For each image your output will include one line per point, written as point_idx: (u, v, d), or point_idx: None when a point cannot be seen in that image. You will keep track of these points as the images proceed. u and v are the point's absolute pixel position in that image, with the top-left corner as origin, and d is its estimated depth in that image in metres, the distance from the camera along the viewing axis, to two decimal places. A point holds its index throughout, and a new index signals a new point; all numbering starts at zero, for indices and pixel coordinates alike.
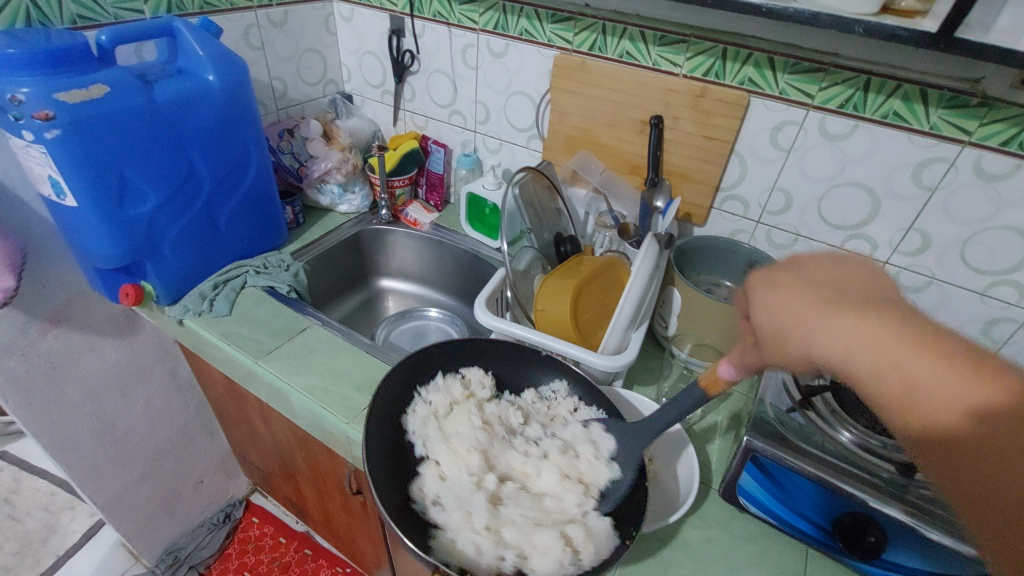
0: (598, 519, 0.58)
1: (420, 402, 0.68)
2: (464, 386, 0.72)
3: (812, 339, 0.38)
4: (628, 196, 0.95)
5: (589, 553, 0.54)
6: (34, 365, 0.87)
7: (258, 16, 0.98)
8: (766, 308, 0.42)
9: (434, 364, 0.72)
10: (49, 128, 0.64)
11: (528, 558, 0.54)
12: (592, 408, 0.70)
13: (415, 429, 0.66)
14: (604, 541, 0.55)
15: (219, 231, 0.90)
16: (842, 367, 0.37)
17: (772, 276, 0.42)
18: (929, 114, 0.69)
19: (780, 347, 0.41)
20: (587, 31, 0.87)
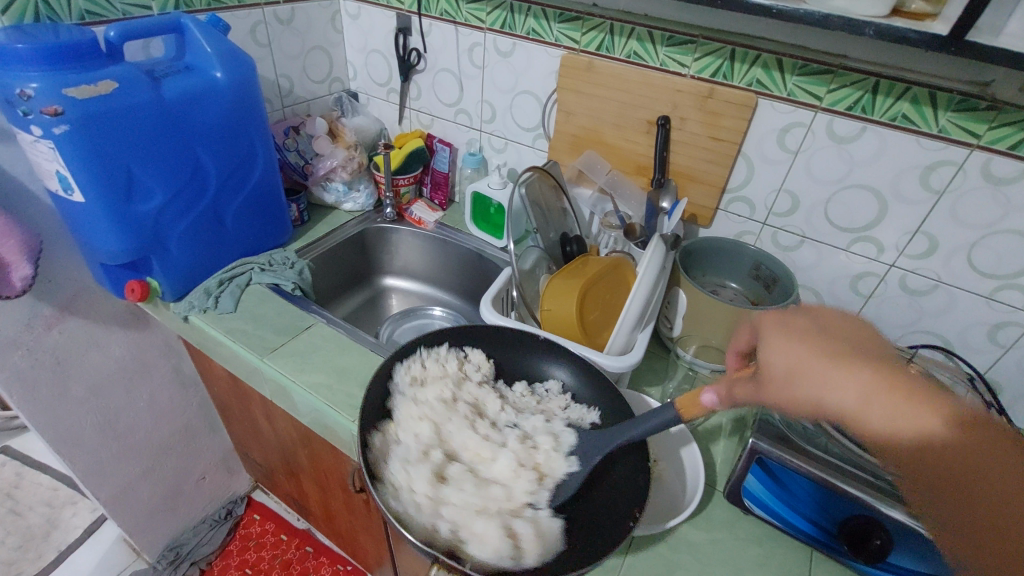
0: (550, 521, 0.57)
1: (415, 361, 0.69)
2: (460, 364, 0.72)
3: (829, 390, 0.37)
4: (634, 197, 0.95)
5: (531, 553, 0.53)
6: (39, 360, 0.87)
7: (266, 14, 0.98)
8: (775, 350, 0.41)
9: (445, 337, 0.73)
10: (58, 123, 0.65)
11: (466, 543, 0.53)
12: (584, 408, 0.70)
13: (401, 384, 0.67)
14: (550, 546, 0.54)
15: (224, 228, 0.90)
16: (855, 410, 0.36)
17: (786, 326, 0.42)
18: (938, 117, 0.69)
19: (787, 388, 0.39)
20: (595, 31, 0.87)
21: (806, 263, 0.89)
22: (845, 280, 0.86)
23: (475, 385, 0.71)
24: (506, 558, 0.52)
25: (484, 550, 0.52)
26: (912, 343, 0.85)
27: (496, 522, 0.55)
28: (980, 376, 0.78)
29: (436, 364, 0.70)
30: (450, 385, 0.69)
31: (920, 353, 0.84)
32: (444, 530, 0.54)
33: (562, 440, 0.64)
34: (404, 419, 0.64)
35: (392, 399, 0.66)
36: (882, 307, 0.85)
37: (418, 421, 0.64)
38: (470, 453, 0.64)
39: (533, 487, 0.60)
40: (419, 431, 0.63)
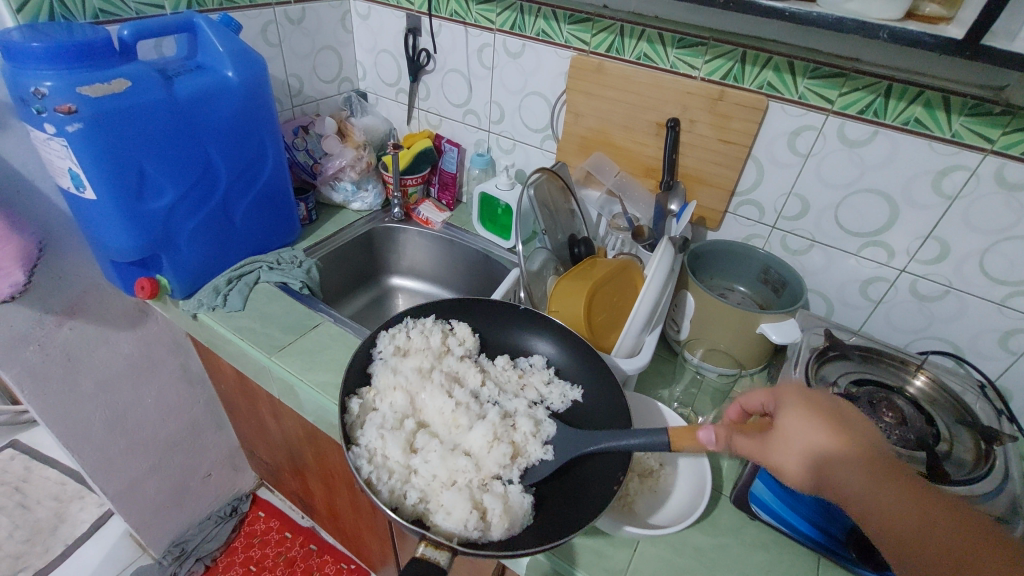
0: (520, 496, 0.58)
1: (400, 331, 0.72)
2: (444, 339, 0.74)
3: (830, 468, 0.42)
4: (642, 199, 0.95)
5: (497, 527, 0.55)
6: (50, 355, 0.88)
7: (276, 13, 0.99)
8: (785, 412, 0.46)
9: (432, 310, 0.77)
10: (72, 121, 0.65)
11: (434, 513, 0.56)
12: (568, 386, 0.71)
13: (383, 351, 0.70)
14: (516, 520, 0.56)
15: (234, 226, 0.91)
16: (852, 478, 0.42)
17: (799, 402, 0.46)
18: (951, 122, 0.68)
19: (795, 450, 0.44)
20: (605, 33, 0.87)
21: (816, 267, 0.88)
22: (854, 284, 0.86)
23: (456, 359, 0.72)
24: (472, 529, 0.54)
25: (450, 520, 0.54)
26: (922, 349, 0.85)
27: (463, 494, 0.57)
28: (990, 382, 0.76)
29: (421, 336, 0.73)
30: (430, 357, 0.71)
31: (930, 359, 0.83)
32: (413, 498, 0.57)
33: (541, 428, 0.65)
34: (381, 386, 0.67)
35: (373, 365, 0.69)
36: (891, 312, 0.85)
37: (395, 391, 0.67)
38: (448, 421, 0.66)
39: (505, 460, 0.61)
40: (395, 399, 0.66)
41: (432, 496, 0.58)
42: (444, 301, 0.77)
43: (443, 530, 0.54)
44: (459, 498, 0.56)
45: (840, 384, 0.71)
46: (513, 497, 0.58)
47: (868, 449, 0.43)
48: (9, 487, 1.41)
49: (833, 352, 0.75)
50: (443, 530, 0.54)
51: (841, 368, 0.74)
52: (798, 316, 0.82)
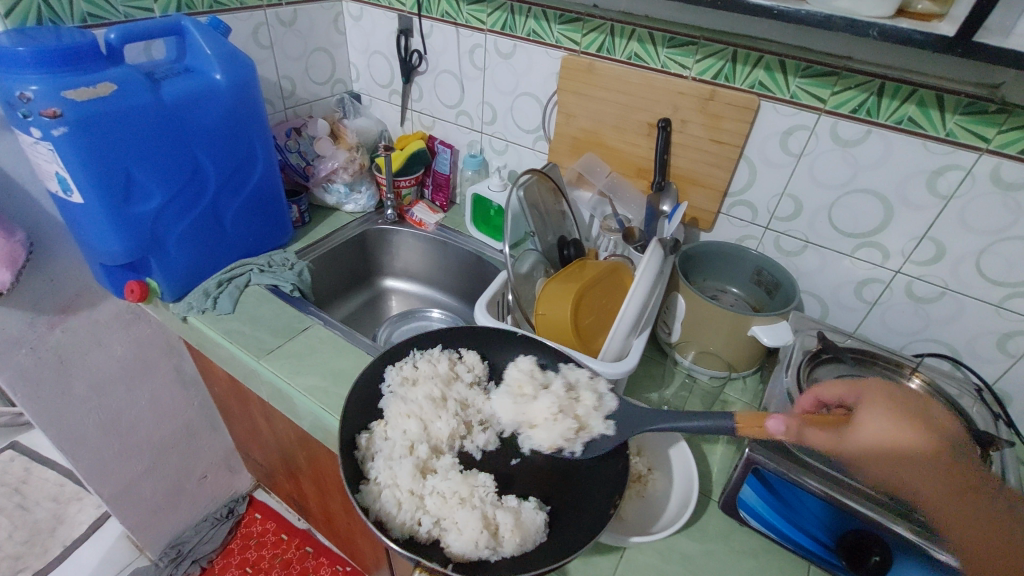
0: (533, 512, 0.58)
1: (407, 362, 0.70)
2: (451, 366, 0.71)
3: (898, 457, 0.50)
4: (634, 200, 0.94)
5: (509, 542, 0.55)
6: (43, 358, 0.88)
7: (268, 16, 0.99)
8: (865, 413, 0.52)
9: (440, 339, 0.73)
10: (56, 125, 0.65)
11: (448, 534, 0.56)
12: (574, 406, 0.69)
13: (391, 383, 0.68)
14: (529, 536, 0.56)
15: (224, 229, 0.91)
16: (916, 478, 0.50)
17: (876, 402, 0.53)
18: (945, 120, 0.67)
19: (869, 453, 0.51)
20: (595, 32, 0.86)
21: (810, 268, 0.87)
22: (848, 286, 0.85)
23: (465, 386, 0.70)
24: (483, 548, 0.54)
25: (460, 541, 0.54)
26: (919, 352, 0.83)
27: (476, 511, 0.57)
28: (987, 386, 0.74)
29: (428, 364, 0.70)
30: (439, 383, 0.69)
31: (927, 361, 0.82)
32: (427, 525, 0.56)
33: (604, 401, 0.63)
34: (392, 417, 0.65)
35: (382, 399, 0.67)
36: (887, 315, 0.83)
37: (407, 418, 0.65)
38: (514, 392, 0.68)
39: (570, 434, 0.62)
40: (408, 427, 0.64)
41: (446, 517, 0.57)
42: (453, 328, 0.73)
43: (456, 552, 0.53)
44: (471, 516, 0.56)
45: None
46: (523, 511, 0.58)
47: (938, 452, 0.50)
48: (9, 488, 1.42)
49: (826, 354, 0.73)
50: (457, 551, 0.53)
51: (834, 371, 0.73)
52: (791, 318, 0.81)
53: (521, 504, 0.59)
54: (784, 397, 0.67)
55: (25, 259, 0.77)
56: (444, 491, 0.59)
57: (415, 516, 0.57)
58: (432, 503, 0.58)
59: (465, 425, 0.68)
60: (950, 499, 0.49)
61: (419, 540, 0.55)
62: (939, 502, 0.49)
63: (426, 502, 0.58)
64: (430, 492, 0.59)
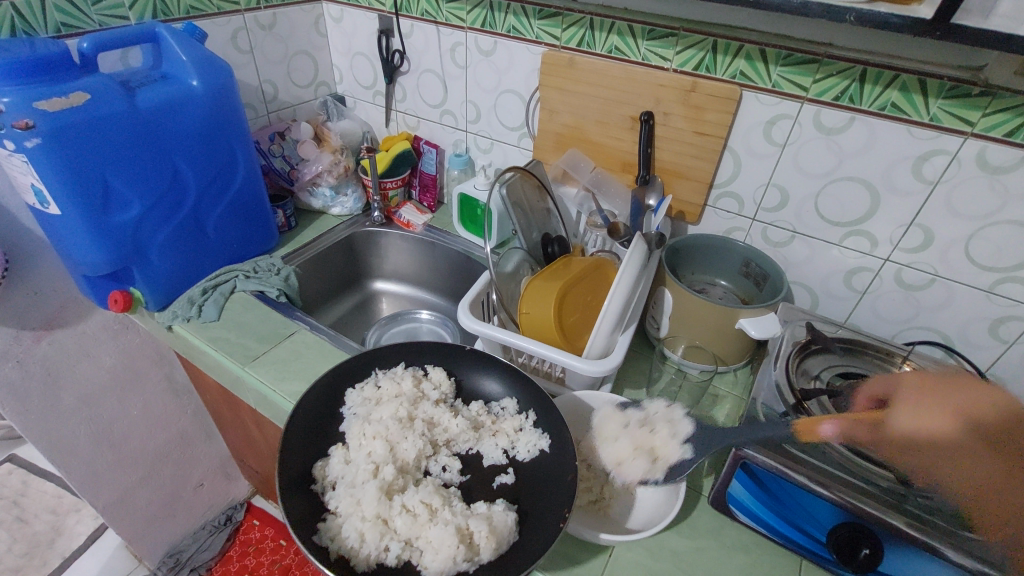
0: (504, 514, 0.57)
1: (368, 382, 0.71)
2: (416, 383, 0.71)
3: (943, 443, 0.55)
4: (619, 195, 0.93)
5: (485, 549, 0.54)
6: (30, 372, 0.88)
7: (246, 20, 0.98)
8: (913, 403, 0.59)
9: (405, 356, 0.75)
10: (30, 137, 0.64)
11: (425, 554, 0.54)
12: (535, 428, 0.67)
13: (352, 405, 0.68)
14: (503, 539, 0.55)
15: (207, 236, 0.90)
16: (972, 466, 0.53)
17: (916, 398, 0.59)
18: (928, 105, 0.66)
19: (913, 442, 0.56)
20: (575, 27, 0.85)
21: (799, 259, 0.86)
22: (838, 275, 0.84)
23: (432, 404, 0.69)
24: (462, 562, 0.53)
25: (437, 559, 0.53)
26: (911, 339, 0.82)
27: (450, 526, 0.55)
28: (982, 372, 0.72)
29: (391, 383, 0.71)
30: (405, 403, 0.68)
31: (919, 350, 0.81)
32: (396, 550, 0.54)
33: (678, 428, 0.64)
34: (356, 439, 0.64)
35: (344, 421, 0.67)
36: (877, 303, 0.82)
37: (374, 440, 0.63)
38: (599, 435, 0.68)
39: (649, 466, 0.63)
40: (373, 449, 0.63)
41: (417, 536, 0.56)
42: (416, 346, 0.75)
43: (435, 572, 0.52)
44: (445, 533, 0.54)
45: (823, 377, 0.70)
46: (494, 515, 0.57)
47: (983, 442, 0.55)
48: (8, 501, 1.42)
49: (816, 345, 0.73)
50: (435, 572, 0.52)
51: (824, 362, 0.72)
52: (780, 310, 0.79)
53: (491, 509, 0.58)
54: (773, 389, 0.67)
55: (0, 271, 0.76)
56: (414, 506, 0.58)
57: (381, 543, 0.54)
58: (400, 523, 0.56)
59: (432, 445, 0.67)
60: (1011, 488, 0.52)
61: (389, 565, 0.54)
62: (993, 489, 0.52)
63: (394, 525, 0.56)
64: (399, 512, 0.57)
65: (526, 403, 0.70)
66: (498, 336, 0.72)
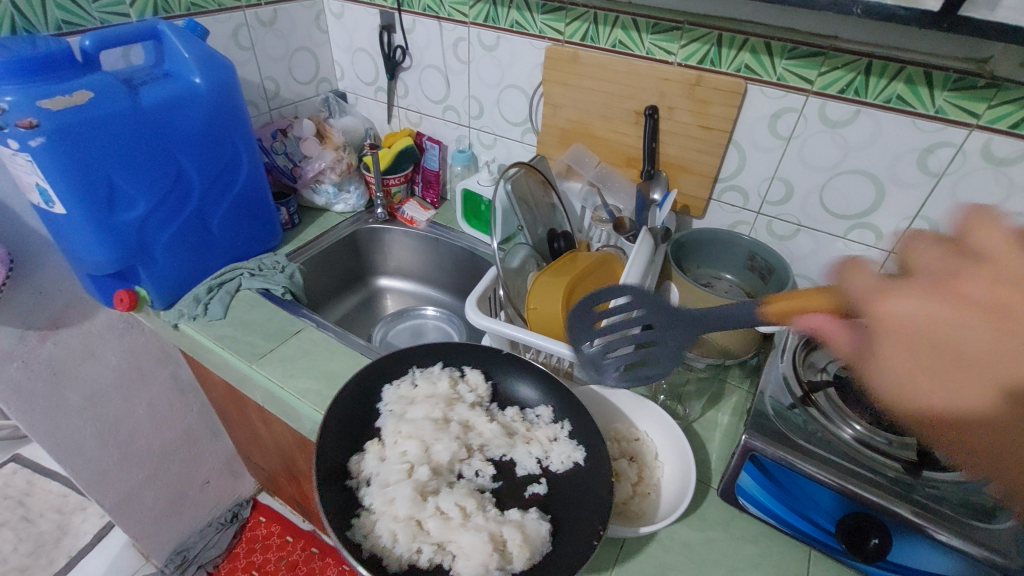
0: (537, 523, 0.57)
1: (406, 380, 0.71)
2: (452, 385, 0.71)
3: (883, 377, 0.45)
4: (624, 189, 0.93)
5: (517, 558, 0.54)
6: (35, 371, 0.88)
7: (247, 16, 0.97)
8: (966, 306, 0.38)
9: (440, 356, 0.74)
10: (33, 136, 0.64)
11: (457, 560, 0.54)
12: (572, 443, 0.65)
13: (388, 402, 0.68)
14: (536, 548, 0.55)
15: (212, 234, 0.90)
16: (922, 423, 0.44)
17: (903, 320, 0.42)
18: (934, 97, 0.66)
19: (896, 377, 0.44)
20: (579, 21, 0.85)
21: (804, 252, 0.86)
22: None
23: (466, 407, 0.69)
24: (493, 570, 0.53)
25: (469, 565, 0.53)
26: None
27: (483, 533, 0.55)
28: None
29: (427, 382, 0.71)
30: (440, 404, 0.68)
31: None
32: (428, 553, 0.55)
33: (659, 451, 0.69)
34: (391, 437, 0.64)
35: (379, 417, 0.67)
36: None
37: (408, 439, 0.64)
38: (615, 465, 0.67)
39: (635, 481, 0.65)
40: (407, 448, 0.63)
41: (449, 540, 0.56)
42: (451, 346, 0.75)
43: None
44: (478, 540, 0.54)
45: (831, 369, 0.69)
46: (527, 522, 0.57)
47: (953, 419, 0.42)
48: (13, 501, 1.42)
49: None
50: None
51: None
52: None
53: (524, 515, 0.59)
54: (779, 380, 0.67)
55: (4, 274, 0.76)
56: (448, 509, 0.58)
57: (413, 545, 0.55)
58: (433, 526, 0.57)
59: (466, 448, 0.66)
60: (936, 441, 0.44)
61: (420, 568, 0.54)
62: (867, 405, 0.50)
63: (426, 526, 0.57)
64: (431, 514, 0.58)
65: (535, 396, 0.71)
66: (505, 332, 0.72)
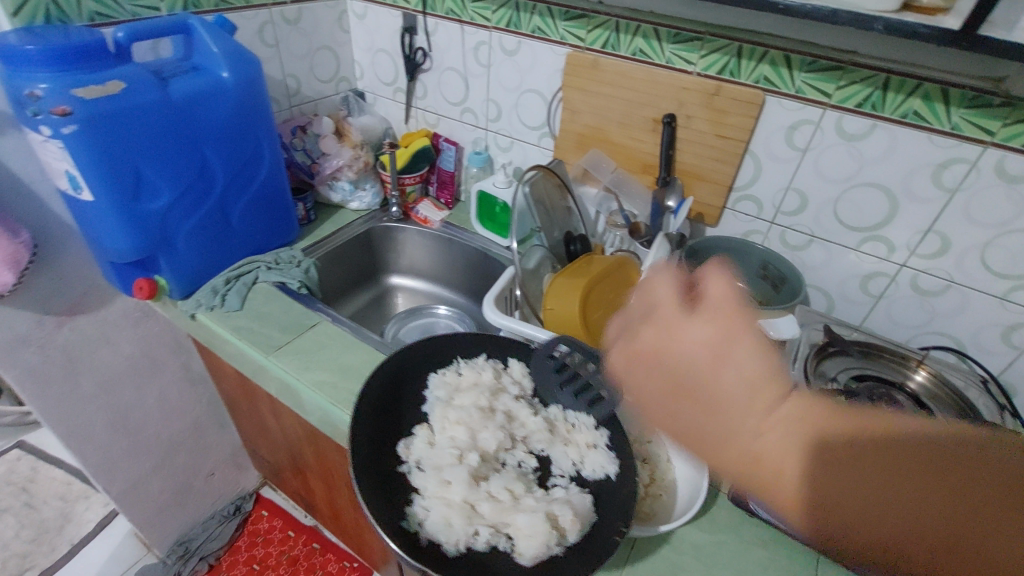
0: (581, 497, 0.58)
1: (450, 369, 0.72)
2: (496, 376, 0.72)
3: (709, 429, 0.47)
4: (640, 196, 0.94)
5: (571, 532, 0.54)
6: (51, 356, 0.89)
7: (273, 14, 0.99)
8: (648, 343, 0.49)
9: (484, 347, 0.75)
10: (66, 123, 0.65)
11: (516, 540, 0.55)
12: (609, 455, 0.63)
13: (433, 388, 0.69)
14: (585, 520, 0.56)
15: (232, 227, 0.91)
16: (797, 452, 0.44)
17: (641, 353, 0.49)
18: (950, 114, 0.67)
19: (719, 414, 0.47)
20: (601, 29, 0.86)
21: (816, 262, 0.87)
22: (854, 279, 0.85)
23: (512, 398, 0.69)
24: (553, 547, 0.54)
25: (531, 545, 0.53)
26: (926, 344, 0.84)
27: (537, 512, 0.56)
28: (994, 377, 0.77)
29: (472, 371, 0.72)
30: (485, 394, 0.69)
31: (933, 354, 0.83)
32: (485, 535, 0.55)
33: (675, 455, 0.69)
34: (439, 422, 0.66)
35: (426, 403, 0.69)
36: (892, 307, 0.84)
37: (456, 426, 0.65)
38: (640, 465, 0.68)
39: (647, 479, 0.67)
40: (456, 435, 0.65)
41: (505, 523, 0.57)
42: (495, 339, 0.76)
43: (529, 556, 0.53)
44: (535, 519, 0.54)
45: (839, 379, 0.71)
46: (574, 498, 0.58)
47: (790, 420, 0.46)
48: (17, 487, 1.42)
49: (833, 348, 0.74)
50: (529, 556, 0.53)
51: (841, 364, 0.73)
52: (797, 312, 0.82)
53: (568, 492, 0.60)
54: None
55: (29, 259, 0.76)
56: (499, 493, 0.60)
57: (469, 527, 0.55)
58: (487, 508, 0.58)
59: (510, 438, 0.67)
60: (852, 449, 0.43)
61: (477, 551, 0.54)
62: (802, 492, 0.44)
63: (480, 508, 0.58)
64: (484, 497, 0.59)
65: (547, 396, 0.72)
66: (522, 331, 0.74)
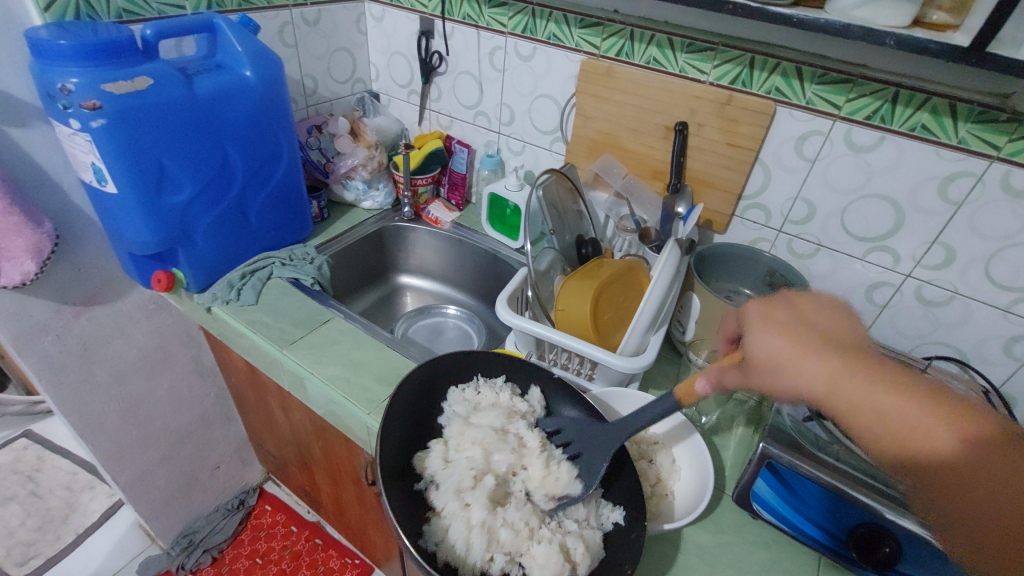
0: (593, 532, 0.60)
1: (470, 385, 0.72)
2: (513, 399, 0.72)
3: (799, 377, 0.41)
4: (650, 201, 0.95)
5: (582, 563, 0.57)
6: (68, 345, 0.90)
7: (293, 15, 1.01)
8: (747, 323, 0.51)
9: (505, 369, 0.74)
10: (95, 117, 0.67)
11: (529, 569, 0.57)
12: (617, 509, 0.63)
13: (453, 402, 0.70)
14: (594, 553, 0.59)
15: (249, 223, 0.93)
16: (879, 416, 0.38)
17: (768, 313, 0.46)
18: (958, 128, 0.69)
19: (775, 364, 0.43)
20: (615, 37, 0.88)
21: (822, 271, 0.89)
22: (860, 288, 0.86)
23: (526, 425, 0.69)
24: None
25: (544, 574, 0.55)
26: (929, 354, 0.85)
27: (554, 544, 0.58)
28: (995, 388, 0.76)
29: (490, 391, 0.72)
30: (501, 415, 0.69)
31: (936, 364, 0.84)
32: (500, 563, 0.57)
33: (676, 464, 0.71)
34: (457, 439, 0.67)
35: (442, 414, 0.70)
36: (897, 316, 0.85)
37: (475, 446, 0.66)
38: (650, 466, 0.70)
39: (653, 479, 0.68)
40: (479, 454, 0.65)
41: (520, 553, 0.59)
42: (521, 360, 0.74)
43: None
44: (551, 551, 0.56)
45: None
46: (584, 531, 0.60)
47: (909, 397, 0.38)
48: (23, 476, 1.43)
49: None
50: None
51: None
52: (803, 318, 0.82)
53: (580, 524, 0.61)
54: None
55: (51, 249, 0.78)
56: (516, 521, 0.60)
57: (485, 556, 0.58)
58: (505, 536, 0.59)
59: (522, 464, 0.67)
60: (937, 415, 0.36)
61: None
62: (889, 411, 0.37)
63: (499, 535, 0.59)
64: (502, 524, 0.60)
65: (556, 397, 0.73)
66: (533, 330, 0.74)
